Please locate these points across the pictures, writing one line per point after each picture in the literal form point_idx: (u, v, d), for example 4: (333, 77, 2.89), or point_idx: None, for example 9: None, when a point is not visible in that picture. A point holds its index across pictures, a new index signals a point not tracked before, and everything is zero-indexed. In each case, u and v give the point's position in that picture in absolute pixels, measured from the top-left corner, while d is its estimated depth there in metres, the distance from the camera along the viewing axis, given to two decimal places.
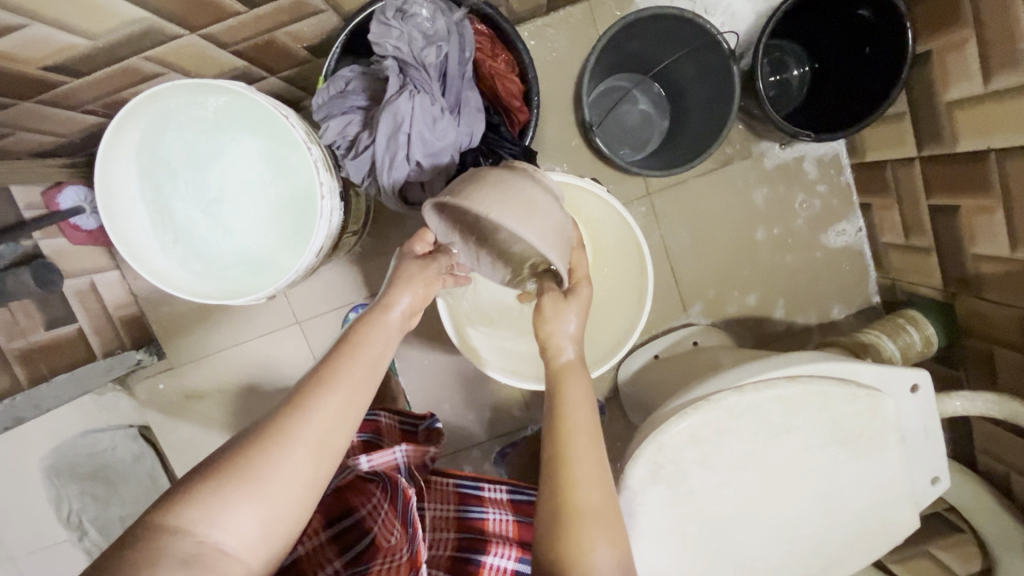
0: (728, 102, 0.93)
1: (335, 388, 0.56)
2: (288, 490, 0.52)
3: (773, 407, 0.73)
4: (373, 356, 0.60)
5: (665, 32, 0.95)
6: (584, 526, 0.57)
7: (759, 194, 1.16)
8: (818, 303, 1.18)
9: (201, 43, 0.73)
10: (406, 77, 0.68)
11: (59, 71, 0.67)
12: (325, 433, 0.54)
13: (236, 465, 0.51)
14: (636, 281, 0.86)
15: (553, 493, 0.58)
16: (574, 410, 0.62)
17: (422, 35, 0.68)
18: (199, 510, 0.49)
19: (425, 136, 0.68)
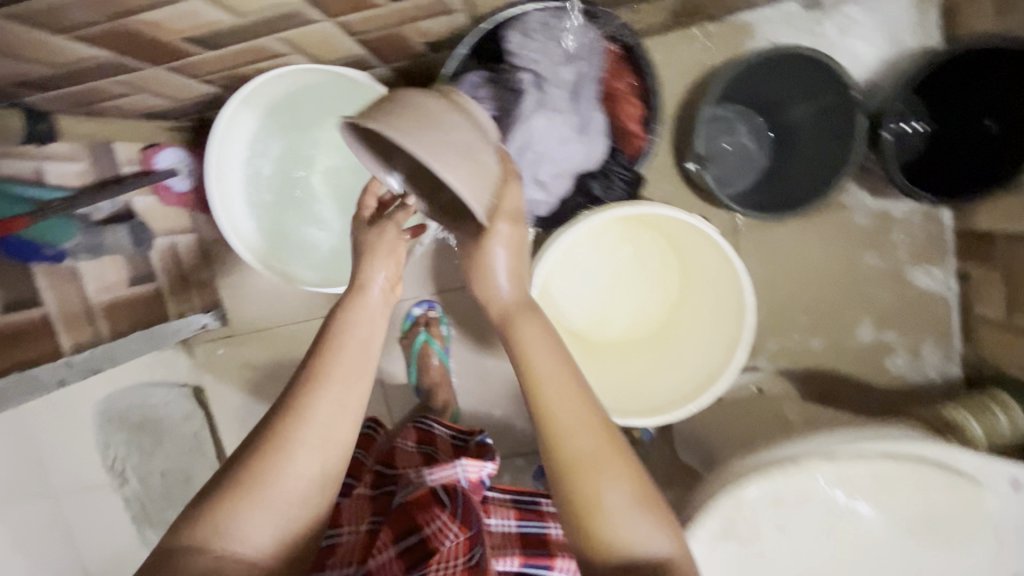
0: (846, 154, 0.89)
1: (331, 373, 0.60)
2: (292, 482, 0.55)
3: (865, 482, 0.69)
4: (356, 339, 0.63)
5: (789, 70, 0.91)
6: (595, 486, 0.55)
7: (851, 246, 1.11)
8: (895, 365, 1.13)
9: (333, 30, 0.72)
10: (544, 92, 0.70)
11: (197, 42, 0.67)
12: (320, 420, 0.57)
13: (250, 473, 0.55)
14: (727, 328, 0.80)
15: (557, 459, 0.56)
16: (545, 371, 0.59)
17: (563, 52, 0.71)
18: (208, 527, 0.53)
19: (555, 153, 0.71)
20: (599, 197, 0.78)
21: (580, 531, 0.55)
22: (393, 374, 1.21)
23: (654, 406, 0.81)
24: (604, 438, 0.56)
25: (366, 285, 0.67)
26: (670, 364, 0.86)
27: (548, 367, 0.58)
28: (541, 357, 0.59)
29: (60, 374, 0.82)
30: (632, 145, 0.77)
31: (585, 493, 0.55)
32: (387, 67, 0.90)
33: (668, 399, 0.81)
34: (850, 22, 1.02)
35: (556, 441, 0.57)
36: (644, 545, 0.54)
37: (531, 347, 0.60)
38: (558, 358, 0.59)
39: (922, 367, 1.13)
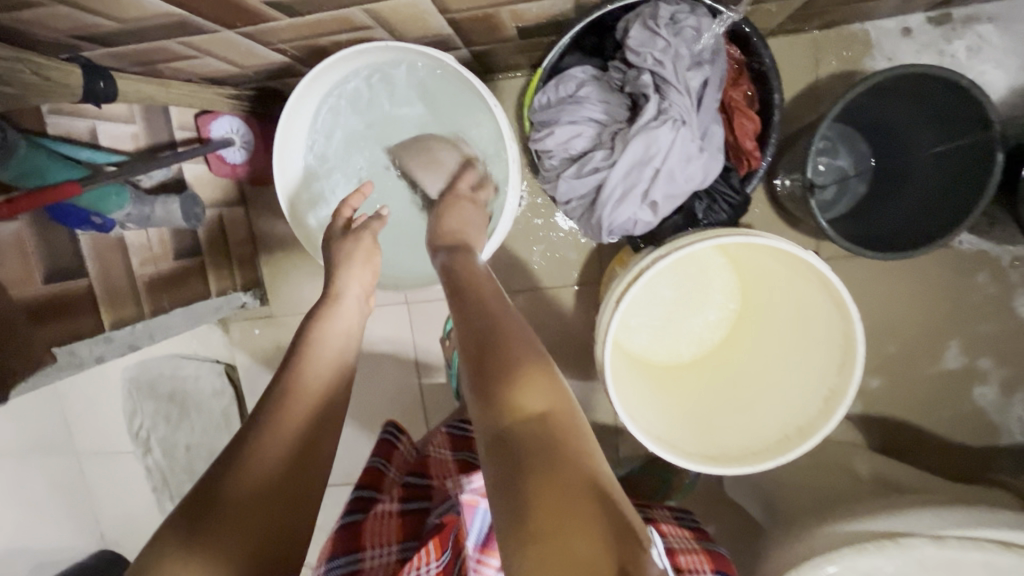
0: (975, 195, 0.79)
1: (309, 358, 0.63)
2: (260, 469, 0.52)
3: (975, 572, 0.62)
4: (335, 335, 0.66)
5: (915, 91, 0.82)
6: (505, 376, 0.49)
7: (945, 288, 1.01)
8: (976, 422, 1.04)
9: (425, 6, 0.65)
10: (664, 100, 0.59)
11: (278, 8, 0.60)
12: (293, 413, 0.57)
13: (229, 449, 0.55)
14: (819, 376, 0.73)
15: (475, 345, 0.53)
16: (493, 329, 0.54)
17: (690, 54, 0.59)
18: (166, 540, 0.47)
19: (674, 174, 0.59)
20: (699, 219, 0.70)
21: (494, 398, 0.48)
22: (432, 373, 1.15)
23: (730, 454, 0.74)
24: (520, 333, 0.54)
25: (341, 290, 0.70)
26: (740, 408, 0.79)
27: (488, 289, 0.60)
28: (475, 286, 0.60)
29: (100, 352, 0.78)
30: (745, 162, 0.69)
31: (500, 394, 0.48)
32: (468, 50, 0.82)
33: (746, 448, 0.74)
34: (983, 42, 0.91)
35: (505, 332, 0.53)
36: (547, 405, 0.47)
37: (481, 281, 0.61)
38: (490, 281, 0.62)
39: (1006, 428, 1.03)
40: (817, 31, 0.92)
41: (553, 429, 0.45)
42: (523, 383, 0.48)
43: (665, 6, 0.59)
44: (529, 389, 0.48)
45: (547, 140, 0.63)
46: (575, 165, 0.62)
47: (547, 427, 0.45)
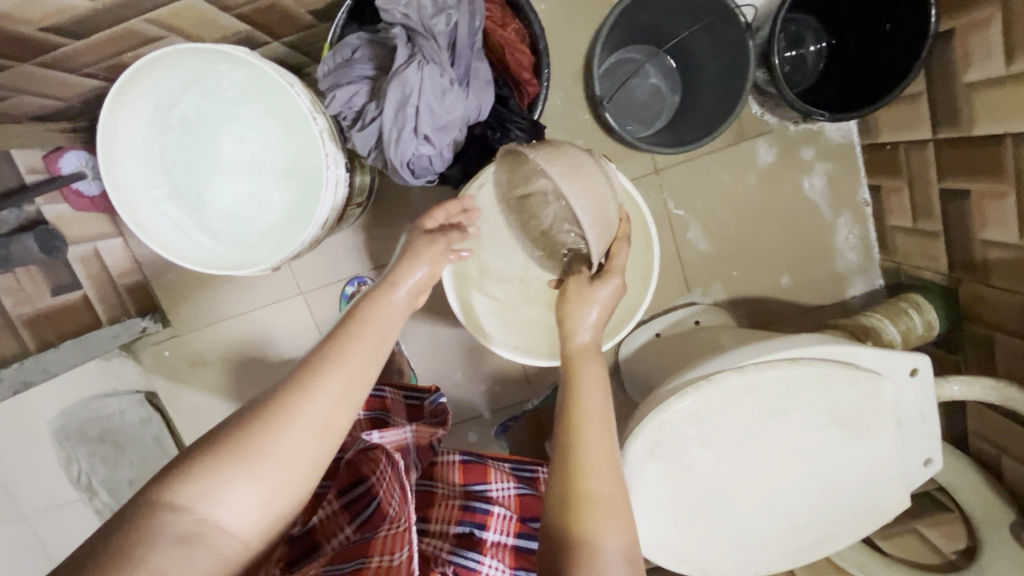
0: (740, 84, 0.92)
1: (347, 354, 0.58)
2: (288, 467, 0.53)
3: (772, 388, 0.73)
4: (377, 335, 0.61)
5: (681, 4, 0.92)
6: (592, 559, 0.55)
7: (767, 174, 1.14)
8: (817, 267, 1.18)
9: (202, 6, 0.71)
10: (415, 47, 0.67)
11: (58, 32, 0.65)
12: (328, 417, 0.55)
13: (231, 443, 0.52)
14: (640, 260, 0.86)
15: (564, 497, 0.59)
16: (588, 398, 0.63)
17: (431, 1, 0.67)
18: (197, 488, 0.50)
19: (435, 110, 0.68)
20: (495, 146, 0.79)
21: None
22: None
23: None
24: (620, 488, 0.59)
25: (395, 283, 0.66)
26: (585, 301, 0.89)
27: (596, 410, 0.63)
28: (584, 404, 0.63)
29: None
30: (525, 92, 0.80)
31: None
32: (277, 41, 0.87)
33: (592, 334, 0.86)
34: None
35: (596, 430, 0.62)
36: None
37: (585, 399, 0.63)
38: (603, 395, 0.64)
39: (844, 266, 1.18)
40: None
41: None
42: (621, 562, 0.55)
43: None
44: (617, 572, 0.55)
45: (332, 102, 0.72)
46: (357, 120, 0.71)
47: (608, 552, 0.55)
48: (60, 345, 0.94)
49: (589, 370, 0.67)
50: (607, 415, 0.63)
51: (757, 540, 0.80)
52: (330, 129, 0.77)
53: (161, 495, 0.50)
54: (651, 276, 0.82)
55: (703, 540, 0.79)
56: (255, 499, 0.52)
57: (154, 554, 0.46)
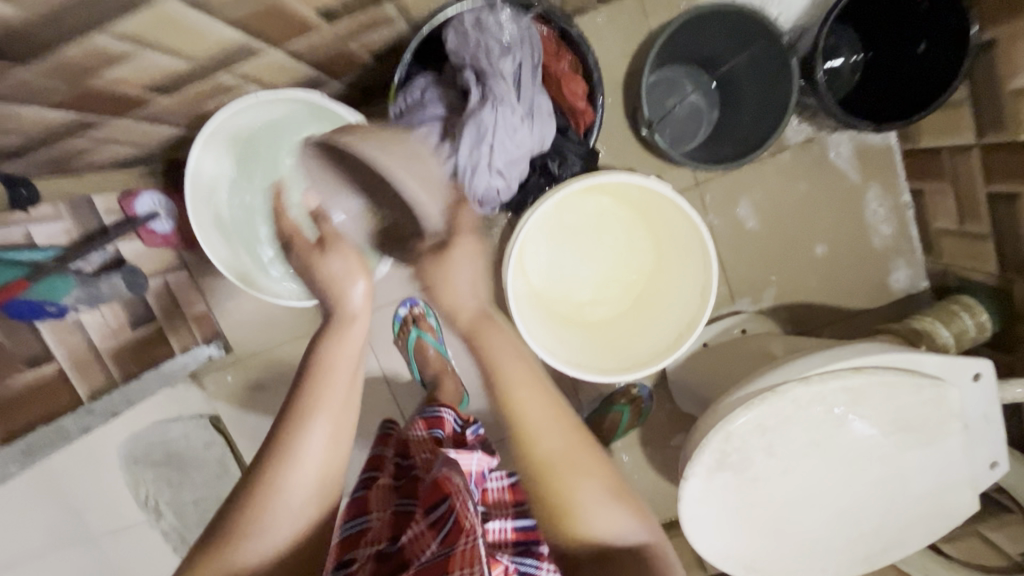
0: (785, 98, 0.95)
1: (313, 407, 0.65)
2: (288, 517, 0.61)
3: (838, 398, 0.75)
4: (338, 379, 0.67)
5: (724, 26, 0.95)
6: (574, 517, 0.60)
7: (806, 183, 1.16)
8: (856, 263, 1.19)
9: (282, 58, 0.76)
10: (485, 88, 0.72)
11: (156, 90, 0.71)
12: (319, 458, 0.64)
13: (239, 523, 0.60)
14: (694, 277, 0.87)
15: (528, 469, 0.62)
16: (507, 366, 0.65)
17: (498, 44, 0.73)
18: (210, 569, 0.58)
19: (505, 145, 0.73)
20: (556, 174, 0.83)
21: (562, 532, 0.60)
22: (397, 374, 1.26)
23: (639, 359, 0.87)
24: (572, 442, 0.63)
25: (355, 310, 0.71)
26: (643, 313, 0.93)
27: (513, 374, 0.64)
28: (504, 378, 0.64)
29: (83, 424, 0.91)
30: (581, 120, 0.84)
31: (579, 532, 0.60)
32: (339, 82, 0.93)
33: (651, 350, 0.87)
34: None
35: (523, 401, 0.63)
36: (622, 535, 0.61)
37: (499, 368, 0.64)
38: (515, 359, 0.65)
39: (889, 270, 1.19)
40: None
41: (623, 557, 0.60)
42: (611, 509, 0.61)
43: (468, 13, 0.73)
44: (607, 520, 0.61)
45: (406, 139, 0.77)
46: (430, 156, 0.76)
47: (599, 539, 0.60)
48: (140, 376, 1.02)
49: (493, 341, 0.65)
50: (525, 377, 0.65)
51: (824, 546, 0.81)
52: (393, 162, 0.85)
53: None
54: (709, 293, 0.82)
55: (772, 547, 0.81)
56: (271, 555, 0.60)
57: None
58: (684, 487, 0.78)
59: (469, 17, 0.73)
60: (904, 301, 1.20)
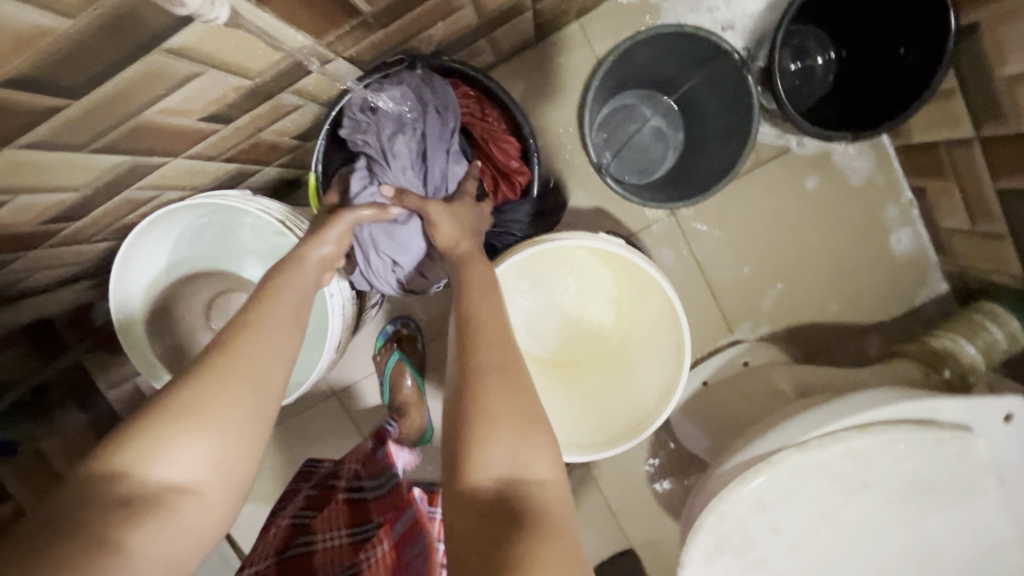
0: (747, 113, 0.85)
1: (267, 317, 0.55)
2: (239, 423, 0.48)
3: (844, 462, 0.65)
4: (285, 307, 0.57)
5: (672, 49, 0.87)
6: (485, 424, 0.47)
7: (795, 192, 1.05)
8: (859, 245, 1.06)
9: (187, 163, 0.71)
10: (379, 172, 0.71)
11: (55, 221, 0.66)
12: (261, 373, 0.51)
13: (160, 403, 0.47)
14: (663, 323, 0.81)
15: (458, 413, 0.49)
16: (489, 301, 0.57)
17: (392, 123, 0.71)
18: (137, 448, 0.44)
19: (405, 242, 0.74)
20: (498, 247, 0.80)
21: (464, 450, 0.47)
22: None
23: (629, 426, 0.80)
24: (514, 362, 0.52)
25: (306, 257, 0.63)
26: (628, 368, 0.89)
27: (497, 319, 0.55)
28: (473, 317, 0.55)
29: None
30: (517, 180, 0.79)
31: (480, 450, 0.46)
32: (269, 167, 0.88)
33: (634, 416, 0.80)
34: None
35: (483, 337, 0.53)
36: (523, 474, 0.46)
37: (477, 306, 0.56)
38: (494, 293, 0.58)
39: (903, 275, 1.07)
40: (578, 21, 0.99)
41: (517, 491, 0.44)
42: (507, 433, 0.47)
43: (358, 94, 0.70)
44: (503, 443, 0.47)
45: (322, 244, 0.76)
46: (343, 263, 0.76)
47: (518, 494, 0.44)
48: None
49: (477, 272, 0.61)
50: (501, 321, 0.55)
51: None
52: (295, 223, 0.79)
53: (93, 466, 0.43)
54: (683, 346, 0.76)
55: None
56: (210, 454, 0.46)
57: (105, 514, 0.41)
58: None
59: (359, 98, 0.70)
60: (916, 266, 1.06)
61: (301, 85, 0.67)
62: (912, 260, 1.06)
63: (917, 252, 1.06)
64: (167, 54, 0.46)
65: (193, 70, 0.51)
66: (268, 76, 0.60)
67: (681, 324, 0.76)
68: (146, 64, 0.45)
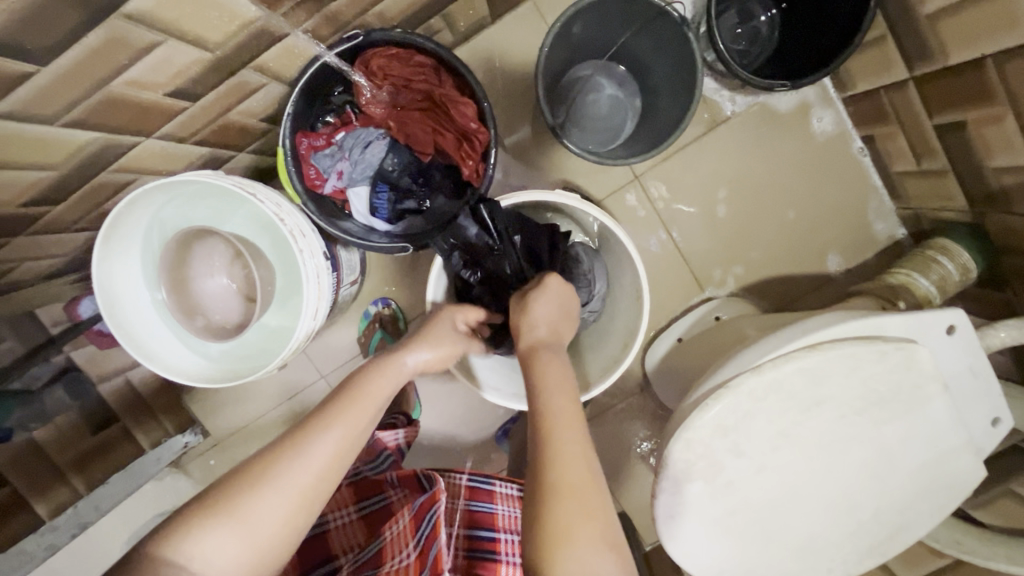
0: (693, 68, 0.89)
1: (271, 488, 0.55)
2: (270, 522, 0.55)
3: (797, 380, 0.68)
4: (371, 408, 0.61)
5: (618, 14, 0.91)
6: (565, 539, 0.53)
7: (754, 149, 1.09)
8: (808, 180, 1.10)
9: (161, 143, 0.74)
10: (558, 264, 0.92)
11: (37, 202, 0.69)
12: (309, 485, 0.56)
13: (224, 502, 0.54)
14: (632, 277, 0.87)
15: (535, 499, 0.56)
16: (552, 393, 0.61)
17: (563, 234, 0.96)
18: (188, 540, 0.53)
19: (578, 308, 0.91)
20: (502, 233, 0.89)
21: (540, 558, 0.53)
22: None
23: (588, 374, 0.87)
24: (587, 483, 0.56)
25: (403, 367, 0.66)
26: (603, 325, 0.93)
27: (559, 403, 0.60)
28: (546, 407, 0.60)
29: (46, 541, 0.91)
30: (478, 140, 0.81)
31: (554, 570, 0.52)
32: (244, 152, 0.91)
33: (608, 363, 0.86)
34: None
35: (547, 456, 0.57)
36: None
37: (545, 401, 0.60)
38: (563, 391, 0.61)
39: (863, 217, 1.10)
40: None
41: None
42: (579, 553, 0.53)
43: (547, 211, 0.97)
44: (580, 562, 0.53)
45: None
46: None
47: None
48: (109, 479, 0.99)
49: (543, 370, 0.64)
50: (567, 414, 0.60)
51: (824, 544, 0.74)
52: (271, 201, 0.77)
53: (157, 549, 0.53)
54: (642, 297, 0.83)
55: (765, 555, 0.74)
56: (243, 556, 0.54)
57: None
58: (656, 503, 0.72)
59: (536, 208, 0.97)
60: (859, 180, 1.10)
61: (263, 60, 0.71)
62: (832, 142, 1.09)
63: (837, 132, 1.09)
64: (127, 19, 0.51)
65: (152, 38, 0.55)
66: (228, 49, 0.64)
67: (637, 266, 0.83)
68: (106, 29, 0.50)
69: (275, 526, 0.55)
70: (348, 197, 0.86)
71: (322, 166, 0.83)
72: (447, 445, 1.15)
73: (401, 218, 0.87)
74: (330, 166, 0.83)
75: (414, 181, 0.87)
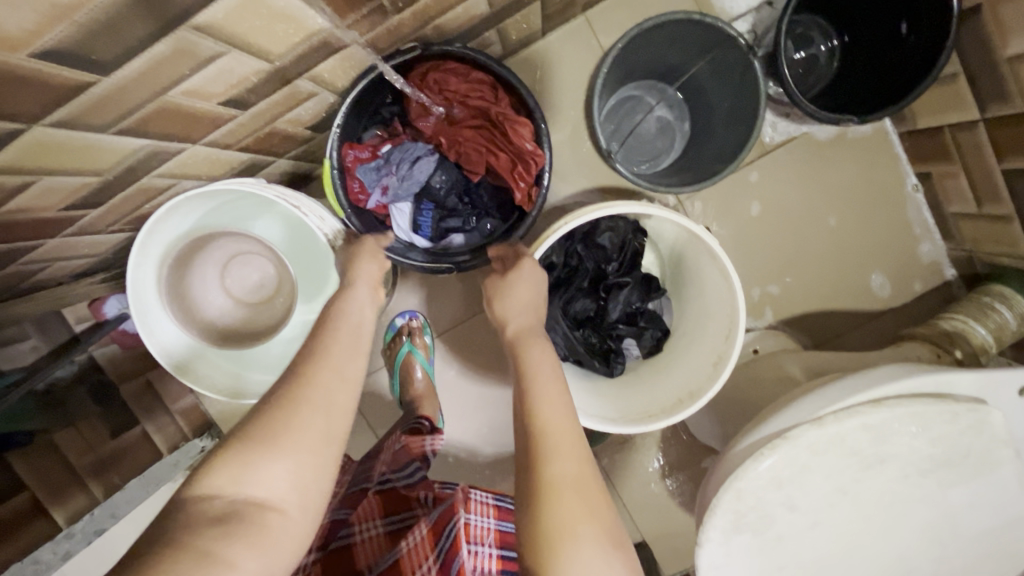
0: (754, 99, 0.86)
1: (306, 395, 0.51)
2: (308, 441, 0.49)
3: (861, 437, 0.65)
4: (351, 323, 0.60)
5: (679, 38, 0.89)
6: (564, 546, 0.50)
7: (803, 179, 1.06)
8: (852, 201, 1.07)
9: (206, 150, 0.71)
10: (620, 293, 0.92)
11: (77, 206, 0.66)
12: (328, 393, 0.52)
13: (266, 429, 0.49)
14: (717, 310, 0.83)
15: (529, 490, 0.53)
16: (539, 367, 0.61)
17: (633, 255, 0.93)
18: (225, 476, 0.46)
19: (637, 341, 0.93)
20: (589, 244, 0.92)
21: (540, 564, 0.50)
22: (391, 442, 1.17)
23: (661, 404, 0.82)
24: (586, 475, 0.54)
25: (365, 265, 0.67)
26: (671, 353, 0.90)
27: (549, 391, 0.59)
28: (537, 396, 0.59)
29: (63, 548, 0.87)
30: (533, 162, 0.78)
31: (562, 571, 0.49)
32: (285, 159, 0.88)
33: (678, 394, 0.82)
34: None
35: (544, 451, 0.55)
36: None
37: (536, 381, 0.60)
38: (552, 378, 0.61)
39: (912, 251, 1.07)
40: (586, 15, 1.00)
41: None
42: (587, 556, 0.50)
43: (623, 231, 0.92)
44: (590, 567, 0.50)
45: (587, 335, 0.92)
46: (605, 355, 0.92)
47: None
48: (125, 486, 0.95)
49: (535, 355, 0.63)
50: (557, 399, 0.59)
51: None
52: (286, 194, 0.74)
53: (199, 494, 0.46)
54: (735, 330, 0.77)
55: None
56: (289, 478, 0.48)
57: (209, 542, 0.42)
58: (700, 555, 0.68)
59: (613, 229, 0.92)
60: (898, 201, 1.06)
61: (319, 71, 0.68)
62: (877, 157, 1.05)
63: (881, 144, 1.05)
64: (195, 31, 0.48)
65: (215, 50, 0.52)
66: (288, 61, 0.61)
67: (736, 298, 0.77)
68: (174, 40, 0.47)
69: (312, 437, 0.49)
70: (391, 213, 0.83)
71: (367, 180, 0.80)
72: (468, 464, 1.12)
73: (445, 237, 0.85)
74: (375, 181, 0.80)
75: (460, 200, 0.85)
